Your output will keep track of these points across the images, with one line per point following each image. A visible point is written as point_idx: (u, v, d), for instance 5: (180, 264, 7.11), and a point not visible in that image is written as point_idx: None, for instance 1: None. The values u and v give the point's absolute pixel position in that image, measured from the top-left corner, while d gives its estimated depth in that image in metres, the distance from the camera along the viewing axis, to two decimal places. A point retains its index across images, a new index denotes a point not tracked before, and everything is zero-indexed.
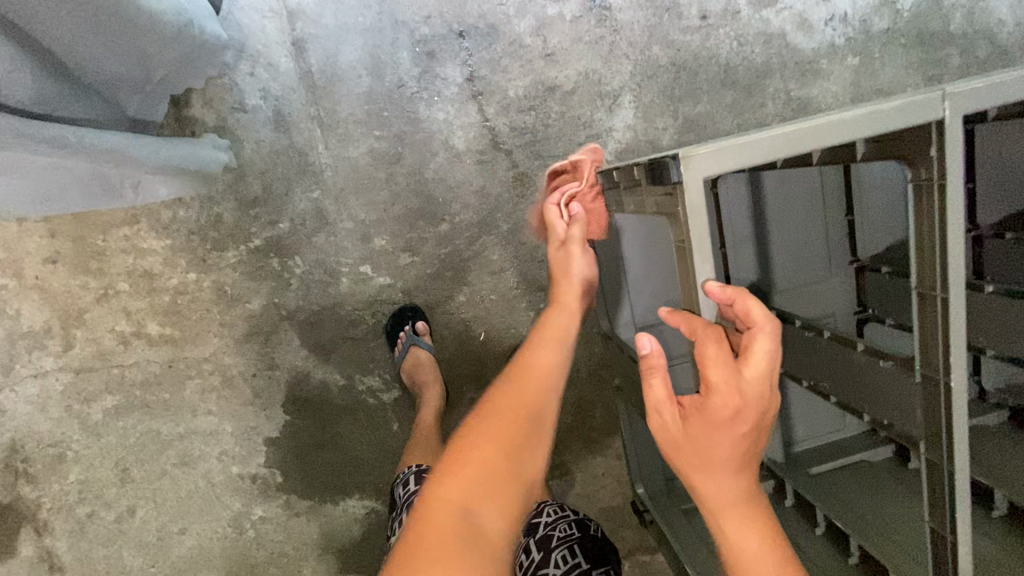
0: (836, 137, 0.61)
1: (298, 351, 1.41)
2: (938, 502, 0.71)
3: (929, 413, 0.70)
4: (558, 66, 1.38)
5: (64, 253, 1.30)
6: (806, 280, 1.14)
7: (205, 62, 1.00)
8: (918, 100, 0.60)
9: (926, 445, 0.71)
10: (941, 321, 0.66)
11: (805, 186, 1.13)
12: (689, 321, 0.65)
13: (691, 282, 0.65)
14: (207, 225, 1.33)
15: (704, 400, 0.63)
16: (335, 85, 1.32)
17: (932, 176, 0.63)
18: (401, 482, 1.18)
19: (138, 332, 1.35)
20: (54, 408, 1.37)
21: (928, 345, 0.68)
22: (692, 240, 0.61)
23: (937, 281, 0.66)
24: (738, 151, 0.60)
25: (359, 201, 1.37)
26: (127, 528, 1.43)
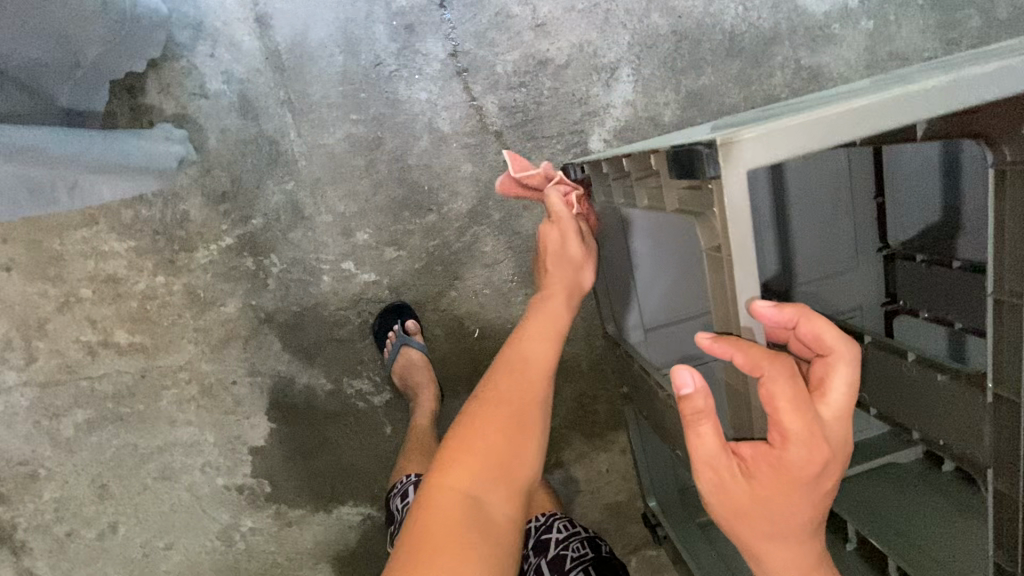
0: (911, 113, 0.50)
1: (280, 356, 1.32)
2: (1003, 538, 0.65)
3: (999, 435, 0.64)
4: (549, 38, 1.27)
5: (19, 260, 1.20)
6: (829, 269, 1.07)
7: (145, 44, 0.87)
8: (1006, 68, 0.50)
9: (995, 474, 0.65)
10: (1021, 334, 0.59)
11: (829, 169, 1.06)
12: (752, 353, 0.52)
13: (728, 298, 0.55)
14: (173, 224, 1.22)
15: (780, 454, 0.54)
16: (306, 66, 1.20)
17: (1020, 158, 0.56)
18: (398, 494, 1.10)
19: (106, 341, 1.26)
20: (21, 425, 1.28)
21: (1006, 363, 0.61)
22: (732, 249, 0.51)
23: (1022, 288, 0.58)
24: (794, 132, 0.49)
25: (336, 192, 1.26)
26: (110, 545, 1.36)
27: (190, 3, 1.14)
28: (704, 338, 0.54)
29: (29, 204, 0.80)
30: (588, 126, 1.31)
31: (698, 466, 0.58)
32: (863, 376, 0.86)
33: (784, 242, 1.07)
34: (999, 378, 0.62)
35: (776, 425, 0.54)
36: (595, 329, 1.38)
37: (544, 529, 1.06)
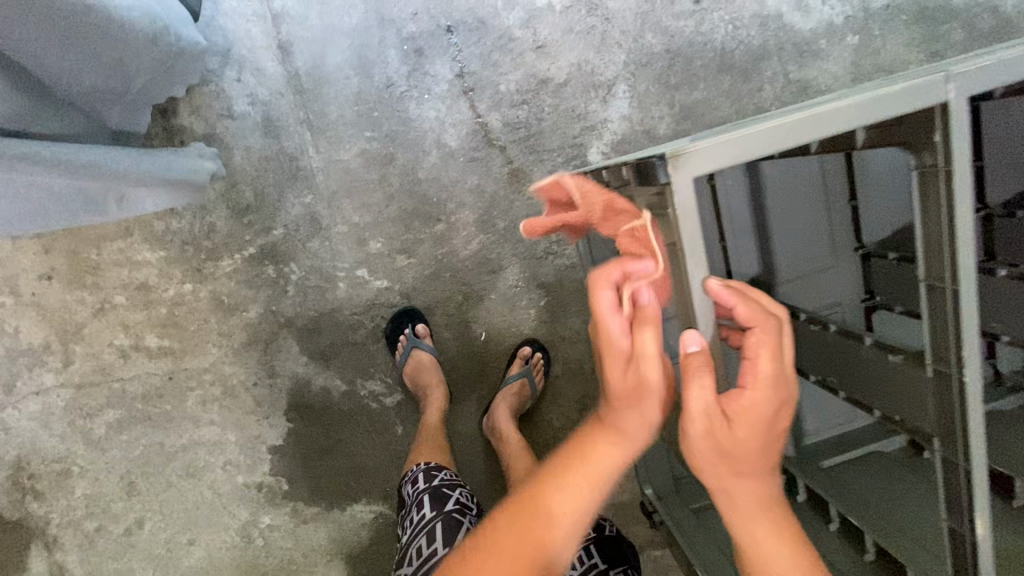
0: (836, 125, 0.55)
1: (298, 358, 1.40)
2: (952, 503, 0.66)
3: (943, 405, 0.65)
4: (550, 58, 1.35)
5: (59, 269, 1.29)
6: (812, 267, 1.13)
7: (182, 69, 0.96)
8: (914, 86, 0.54)
9: (941, 443, 0.66)
10: (951, 311, 0.61)
11: (806, 174, 1.12)
12: (750, 305, 0.60)
13: (684, 285, 0.60)
14: (201, 235, 1.31)
15: (755, 398, 0.60)
16: (324, 88, 1.30)
17: (938, 162, 0.58)
18: (409, 481, 1.16)
19: (137, 345, 1.34)
20: (57, 424, 1.36)
21: (942, 337, 0.63)
22: (683, 244, 0.57)
23: (947, 271, 0.61)
24: (721, 147, 0.56)
25: (351, 204, 1.35)
26: (136, 540, 1.43)
27: (219, 33, 1.25)
28: (712, 284, 0.58)
29: (78, 212, 0.87)
30: (587, 140, 1.39)
31: (690, 422, 0.60)
32: (830, 362, 0.89)
33: (766, 243, 1.13)
34: (939, 354, 0.64)
35: (751, 369, 0.60)
36: None
37: None
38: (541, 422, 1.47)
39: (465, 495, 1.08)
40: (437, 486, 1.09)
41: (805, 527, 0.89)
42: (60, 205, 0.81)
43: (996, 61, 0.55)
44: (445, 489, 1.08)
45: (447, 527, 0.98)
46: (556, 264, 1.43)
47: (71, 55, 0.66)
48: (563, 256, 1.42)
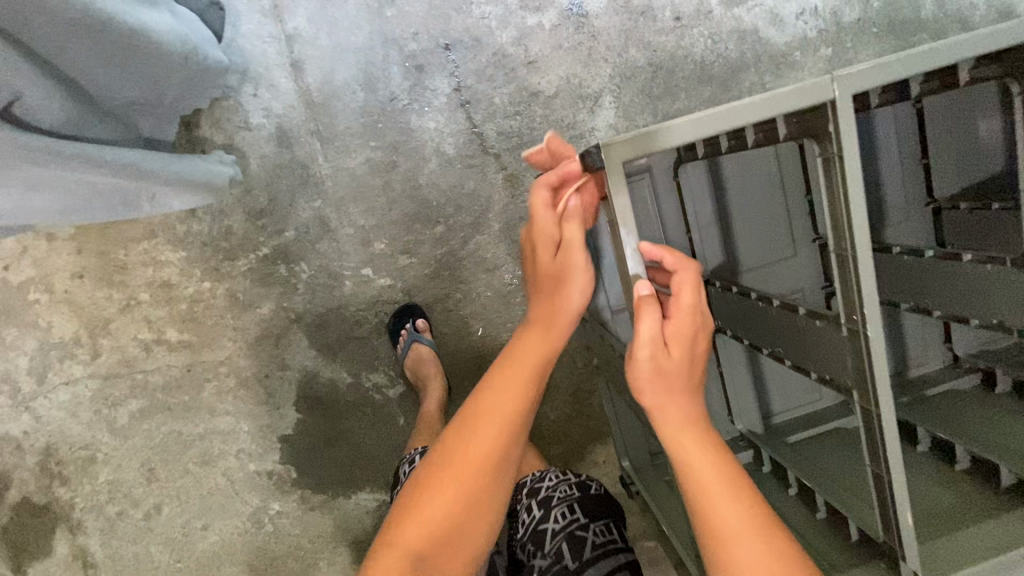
0: (743, 118, 0.62)
1: (307, 352, 1.50)
2: (873, 448, 0.66)
3: (857, 360, 0.65)
4: (540, 72, 1.46)
5: (90, 268, 1.41)
6: (771, 257, 1.21)
7: (209, 82, 1.05)
8: (801, 87, 0.60)
9: (858, 394, 0.66)
10: (853, 273, 0.62)
11: (764, 169, 1.19)
12: (675, 254, 0.68)
13: (622, 250, 0.69)
14: (219, 237, 1.43)
15: (680, 325, 0.68)
16: (332, 102, 1.42)
17: (833, 149, 0.62)
18: (407, 462, 1.23)
19: (159, 339, 1.45)
20: (84, 413, 1.47)
21: (849, 296, 0.63)
22: (618, 215, 0.66)
23: (847, 237, 0.62)
24: (642, 139, 0.63)
25: (357, 208, 1.46)
26: (154, 524, 1.53)
27: (238, 53, 1.37)
28: (646, 246, 0.68)
29: (112, 209, 0.98)
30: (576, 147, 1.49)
31: (641, 349, 0.67)
32: (774, 334, 0.87)
33: (728, 235, 1.21)
34: (848, 313, 0.64)
35: (676, 303, 0.68)
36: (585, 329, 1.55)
37: (536, 478, 1.16)
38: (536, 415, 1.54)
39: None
40: None
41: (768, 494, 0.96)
42: (100, 200, 0.90)
43: (883, 63, 0.60)
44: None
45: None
46: None
47: (107, 68, 0.75)
48: None
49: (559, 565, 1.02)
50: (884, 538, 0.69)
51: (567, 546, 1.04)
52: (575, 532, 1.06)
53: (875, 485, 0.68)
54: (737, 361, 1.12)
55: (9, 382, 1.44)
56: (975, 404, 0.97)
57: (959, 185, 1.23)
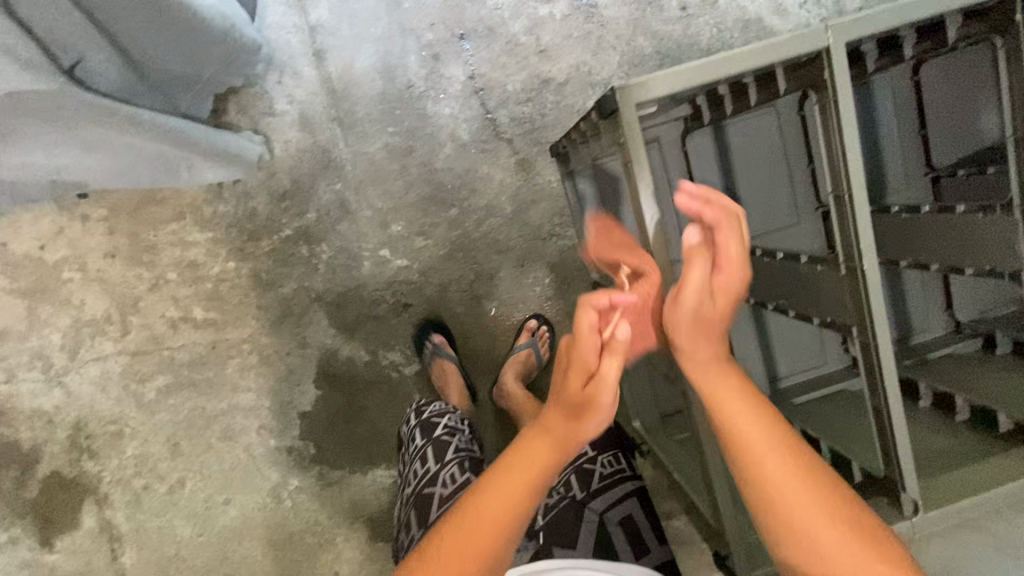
0: (747, 62, 0.66)
1: (327, 331, 1.55)
2: (872, 380, 0.70)
3: (854, 296, 0.69)
4: (551, 60, 1.52)
5: (121, 248, 1.47)
6: (777, 226, 1.26)
7: (249, 62, 1.10)
8: (801, 34, 0.65)
9: (856, 329, 0.70)
10: (850, 210, 0.67)
11: (767, 140, 1.24)
12: (710, 205, 0.69)
13: (633, 190, 0.72)
14: (244, 218, 1.49)
15: (721, 275, 0.70)
16: (353, 89, 1.48)
17: (829, 93, 0.67)
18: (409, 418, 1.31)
19: (185, 317, 1.51)
20: (113, 388, 1.53)
21: (846, 234, 0.68)
22: (631, 154, 0.70)
23: (842, 176, 0.67)
24: (655, 81, 0.68)
25: (376, 192, 1.51)
26: (178, 499, 1.58)
27: (265, 43, 1.44)
28: (683, 188, 0.69)
29: (149, 173, 1.02)
30: None
31: (685, 293, 0.69)
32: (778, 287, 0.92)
33: (735, 206, 1.26)
34: (845, 250, 0.68)
35: (718, 250, 0.70)
36: None
37: None
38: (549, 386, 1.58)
39: (453, 421, 1.24)
40: (427, 418, 1.25)
41: None
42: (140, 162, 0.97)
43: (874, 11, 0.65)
44: (435, 418, 1.24)
45: (438, 449, 1.14)
46: (559, 245, 1.57)
47: (146, 27, 0.79)
48: (566, 238, 1.57)
49: (568, 497, 1.09)
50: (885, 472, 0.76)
51: (576, 479, 1.13)
52: (584, 466, 1.15)
53: (874, 416, 0.73)
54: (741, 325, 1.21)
55: (42, 358, 1.50)
56: (977, 364, 1.01)
57: (954, 156, 1.28)
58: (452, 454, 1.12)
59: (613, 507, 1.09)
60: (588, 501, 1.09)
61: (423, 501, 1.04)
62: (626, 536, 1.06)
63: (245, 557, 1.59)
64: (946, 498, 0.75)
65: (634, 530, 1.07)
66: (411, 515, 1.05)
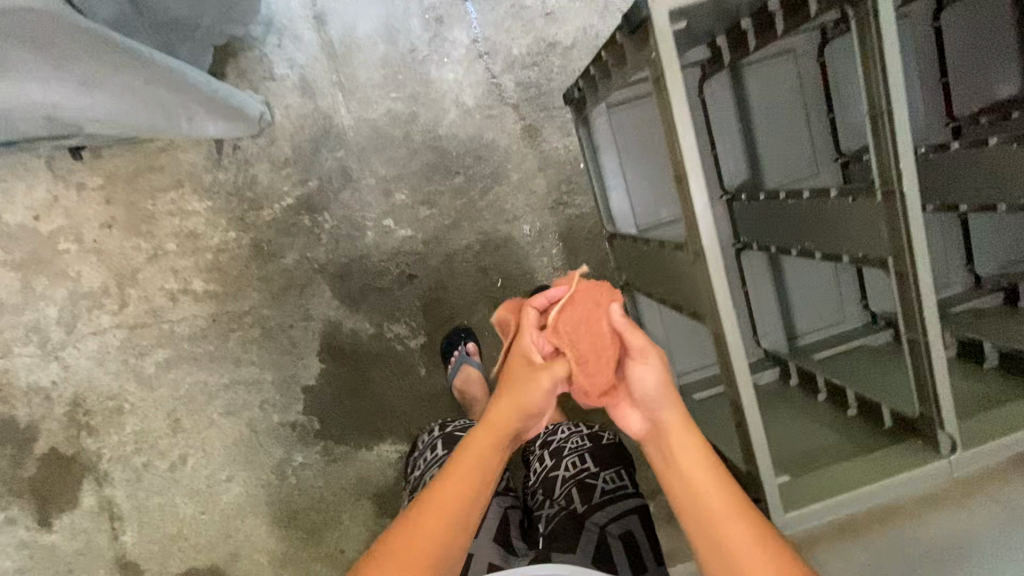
0: None
1: (330, 303, 1.52)
2: (907, 304, 0.76)
3: (893, 223, 0.75)
4: (557, 24, 1.48)
5: (118, 218, 1.44)
6: (797, 175, 1.25)
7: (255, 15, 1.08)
8: None
9: (894, 258, 0.76)
10: (891, 134, 0.71)
11: (785, 86, 1.23)
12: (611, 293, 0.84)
13: (664, 101, 0.69)
14: (244, 187, 1.46)
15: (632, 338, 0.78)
16: (354, 53, 1.45)
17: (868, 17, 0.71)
18: (426, 432, 1.25)
19: (185, 289, 1.48)
20: (112, 362, 1.49)
21: (885, 161, 0.73)
22: (661, 61, 0.67)
23: (883, 100, 0.72)
24: None
25: (379, 159, 1.48)
26: (180, 476, 1.54)
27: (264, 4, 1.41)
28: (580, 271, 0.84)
29: (151, 125, 0.95)
30: None
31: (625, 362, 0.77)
32: (803, 230, 0.96)
33: (753, 156, 1.25)
34: (884, 178, 0.74)
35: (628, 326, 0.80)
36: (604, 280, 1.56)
37: (550, 432, 1.22)
38: None
39: None
40: (449, 432, 1.18)
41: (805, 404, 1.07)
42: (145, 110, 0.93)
43: None
44: (456, 432, 1.17)
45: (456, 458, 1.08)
46: (566, 214, 1.54)
47: None
48: (573, 206, 1.53)
49: (568, 510, 1.00)
50: (919, 410, 0.80)
51: (576, 492, 1.03)
52: (585, 480, 1.05)
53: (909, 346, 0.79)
54: (761, 278, 1.26)
55: (39, 332, 1.46)
56: (1003, 316, 1.05)
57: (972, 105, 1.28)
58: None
59: (615, 521, 0.98)
60: (588, 515, 0.98)
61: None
62: (627, 556, 0.94)
63: (249, 535, 1.56)
64: (988, 434, 0.78)
65: (634, 549, 0.95)
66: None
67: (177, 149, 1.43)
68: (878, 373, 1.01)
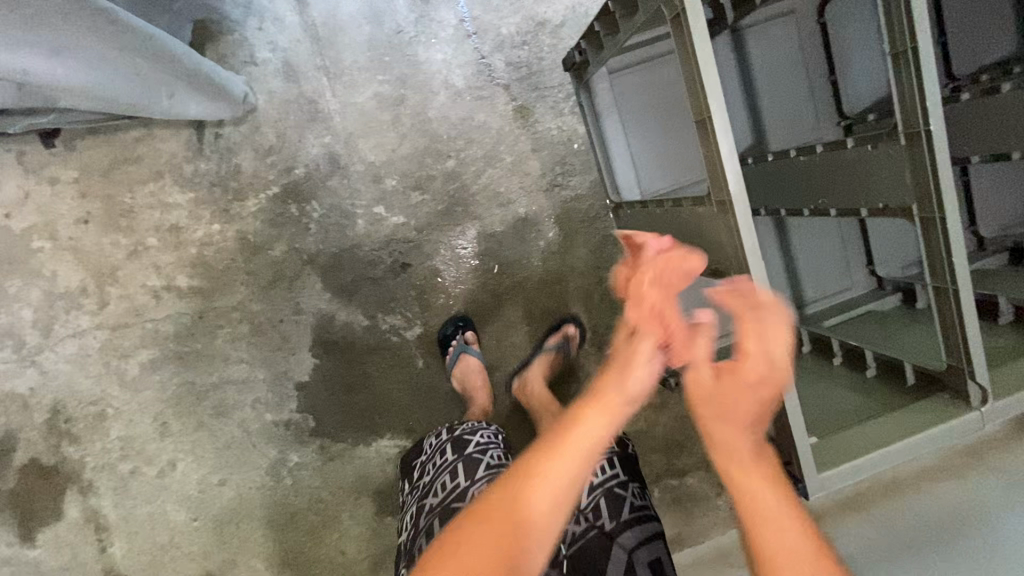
0: None
1: (321, 295, 1.47)
2: (932, 246, 0.79)
3: (917, 169, 0.77)
4: (546, 2, 1.46)
5: (95, 213, 1.37)
6: (800, 137, 1.28)
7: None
8: None
9: (919, 204, 0.78)
10: (915, 76, 0.75)
11: (785, 50, 1.26)
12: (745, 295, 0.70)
13: (686, 45, 0.72)
14: (228, 177, 1.40)
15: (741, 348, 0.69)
16: (338, 36, 1.40)
17: None
18: (434, 434, 1.19)
19: (168, 286, 1.42)
20: (93, 366, 1.42)
21: (908, 106, 0.77)
22: (686, 8, 0.70)
23: (907, 43, 0.75)
24: None
25: (367, 144, 1.44)
26: (170, 482, 1.48)
27: None
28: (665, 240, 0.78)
29: (131, 99, 0.95)
30: None
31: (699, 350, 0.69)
32: (817, 188, 0.97)
33: (756, 120, 1.27)
34: (908, 122, 0.77)
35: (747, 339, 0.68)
36: (603, 261, 1.53)
37: None
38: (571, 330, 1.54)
39: (487, 438, 1.11)
40: (458, 435, 1.12)
41: (831, 376, 1.07)
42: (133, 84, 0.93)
43: None
44: (467, 435, 1.11)
45: (469, 465, 1.02)
46: (561, 196, 1.51)
47: None
48: (569, 188, 1.51)
49: (596, 526, 0.94)
50: (948, 362, 0.83)
51: (607, 504, 0.97)
52: (615, 490, 0.99)
53: (935, 294, 0.82)
54: (769, 242, 1.28)
55: (13, 337, 1.39)
56: (1009, 275, 1.09)
57: (976, 63, 1.28)
58: (484, 471, 1.00)
59: (645, 545, 0.93)
60: (617, 535, 0.93)
61: (447, 514, 0.93)
62: None
63: (245, 540, 1.50)
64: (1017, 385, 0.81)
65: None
66: (431, 526, 0.94)
67: (156, 139, 1.37)
68: (899, 334, 1.03)
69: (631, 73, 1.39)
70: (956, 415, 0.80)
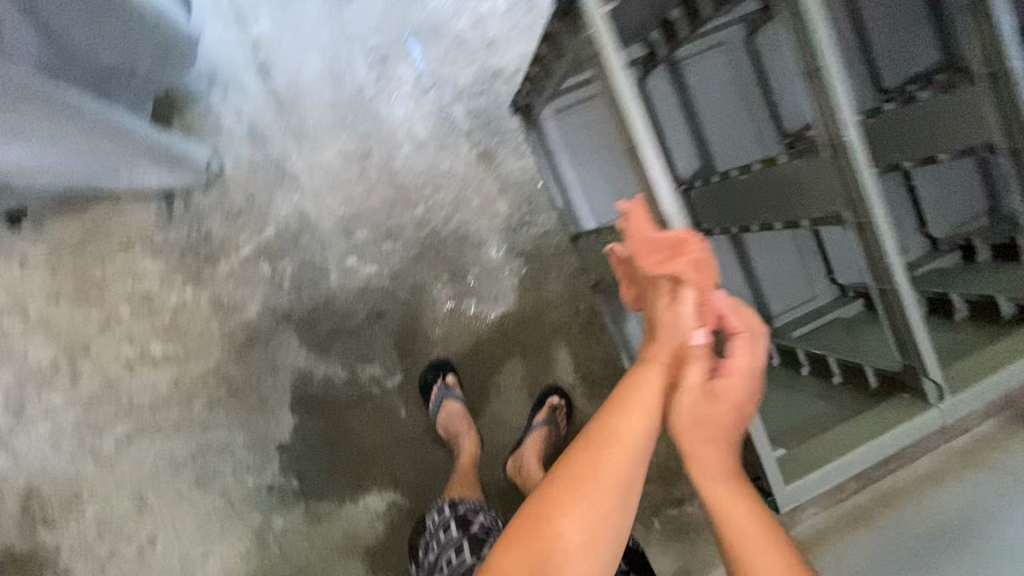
0: None
1: (298, 351, 1.46)
2: (870, 250, 0.82)
3: (844, 178, 0.81)
4: (499, 53, 1.52)
5: (66, 288, 1.37)
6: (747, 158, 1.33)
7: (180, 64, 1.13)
8: None
9: (850, 213, 0.82)
10: (825, 90, 0.79)
11: (721, 78, 1.32)
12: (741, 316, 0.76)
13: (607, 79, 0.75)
14: (198, 242, 1.42)
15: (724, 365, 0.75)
16: (300, 100, 1.46)
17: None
18: (434, 509, 1.16)
19: (142, 355, 1.40)
20: (67, 445, 1.39)
21: (825, 120, 0.80)
22: (603, 48, 0.73)
23: (812, 62, 0.79)
24: None
25: (335, 198, 1.46)
26: (150, 561, 1.41)
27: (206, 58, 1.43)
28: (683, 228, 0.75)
29: (87, 171, 0.99)
30: None
31: (688, 394, 0.71)
32: (757, 204, 1.00)
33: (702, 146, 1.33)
34: (827, 135, 0.81)
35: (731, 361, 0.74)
36: (578, 294, 1.53)
37: None
38: (552, 365, 1.53)
39: (489, 519, 1.11)
40: (460, 512, 1.11)
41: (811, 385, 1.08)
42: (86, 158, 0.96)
43: None
44: (470, 514, 1.11)
45: (474, 541, 1.03)
46: (531, 233, 1.52)
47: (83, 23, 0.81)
48: (537, 224, 1.52)
49: None
50: (903, 361, 0.87)
51: None
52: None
53: (881, 295, 0.86)
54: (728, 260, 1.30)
55: None
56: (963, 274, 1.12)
57: (904, 74, 1.35)
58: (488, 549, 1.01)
59: None
60: None
61: None
62: None
63: None
64: (972, 377, 0.85)
65: None
66: None
67: (126, 212, 1.39)
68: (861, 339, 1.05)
69: (577, 111, 1.44)
70: (916, 412, 0.85)
